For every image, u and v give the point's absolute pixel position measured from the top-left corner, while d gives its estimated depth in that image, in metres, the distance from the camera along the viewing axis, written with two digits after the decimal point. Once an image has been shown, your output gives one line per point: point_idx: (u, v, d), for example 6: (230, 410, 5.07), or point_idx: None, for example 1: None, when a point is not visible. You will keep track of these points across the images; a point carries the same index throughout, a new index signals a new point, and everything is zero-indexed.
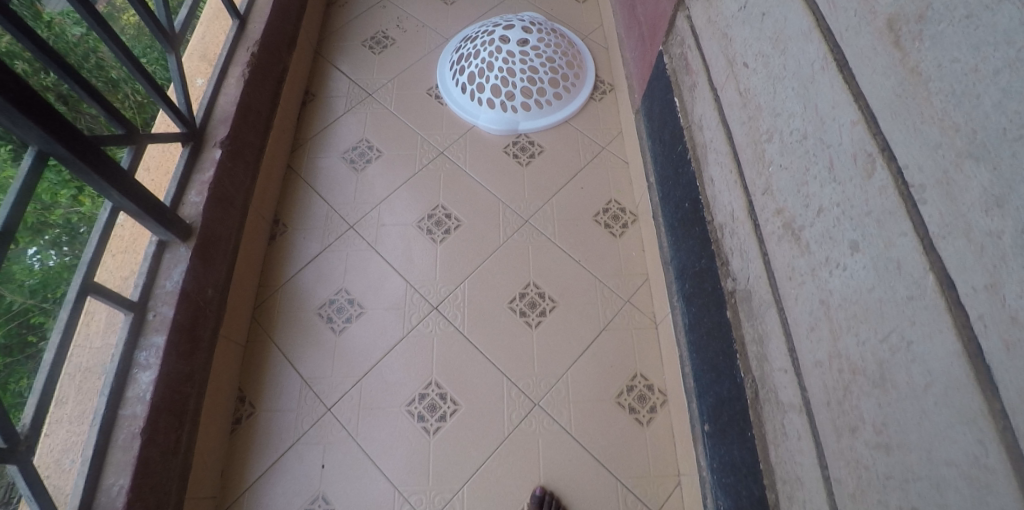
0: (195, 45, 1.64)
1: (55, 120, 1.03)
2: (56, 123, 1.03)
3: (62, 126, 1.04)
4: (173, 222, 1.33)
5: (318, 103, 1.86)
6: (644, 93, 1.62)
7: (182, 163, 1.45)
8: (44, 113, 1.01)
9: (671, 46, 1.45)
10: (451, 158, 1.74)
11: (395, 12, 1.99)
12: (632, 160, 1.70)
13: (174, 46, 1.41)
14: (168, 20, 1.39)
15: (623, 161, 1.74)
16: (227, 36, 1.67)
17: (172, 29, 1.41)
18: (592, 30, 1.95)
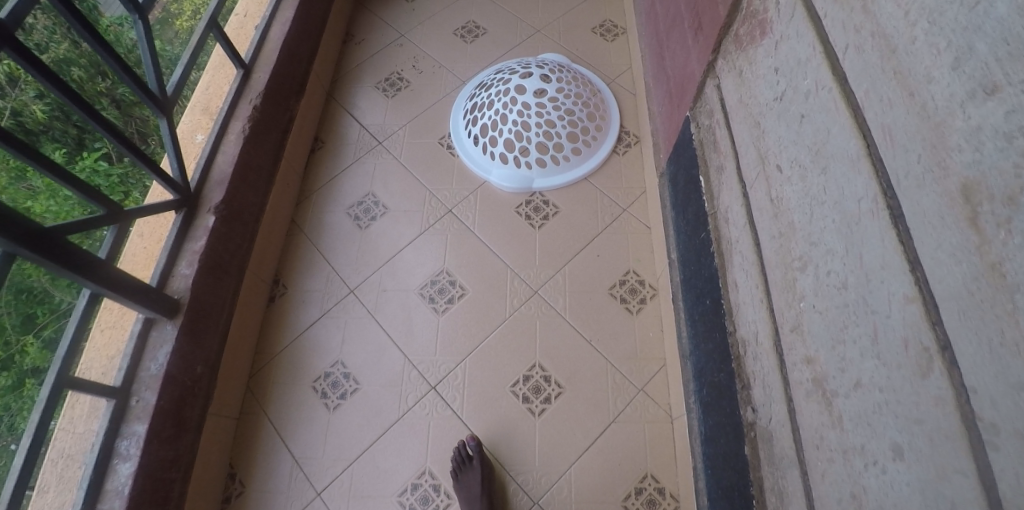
0: (198, 98, 1.55)
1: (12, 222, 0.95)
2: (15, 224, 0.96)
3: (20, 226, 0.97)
4: (158, 300, 1.26)
5: (326, 152, 1.76)
6: (671, 156, 1.46)
7: (173, 233, 1.37)
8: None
9: (699, 114, 1.28)
10: (459, 218, 1.62)
11: (412, 50, 1.87)
12: (655, 227, 1.55)
13: (166, 110, 1.36)
14: (159, 85, 1.33)
15: (645, 225, 1.59)
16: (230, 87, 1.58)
17: (164, 93, 1.35)
18: (620, 73, 1.79)
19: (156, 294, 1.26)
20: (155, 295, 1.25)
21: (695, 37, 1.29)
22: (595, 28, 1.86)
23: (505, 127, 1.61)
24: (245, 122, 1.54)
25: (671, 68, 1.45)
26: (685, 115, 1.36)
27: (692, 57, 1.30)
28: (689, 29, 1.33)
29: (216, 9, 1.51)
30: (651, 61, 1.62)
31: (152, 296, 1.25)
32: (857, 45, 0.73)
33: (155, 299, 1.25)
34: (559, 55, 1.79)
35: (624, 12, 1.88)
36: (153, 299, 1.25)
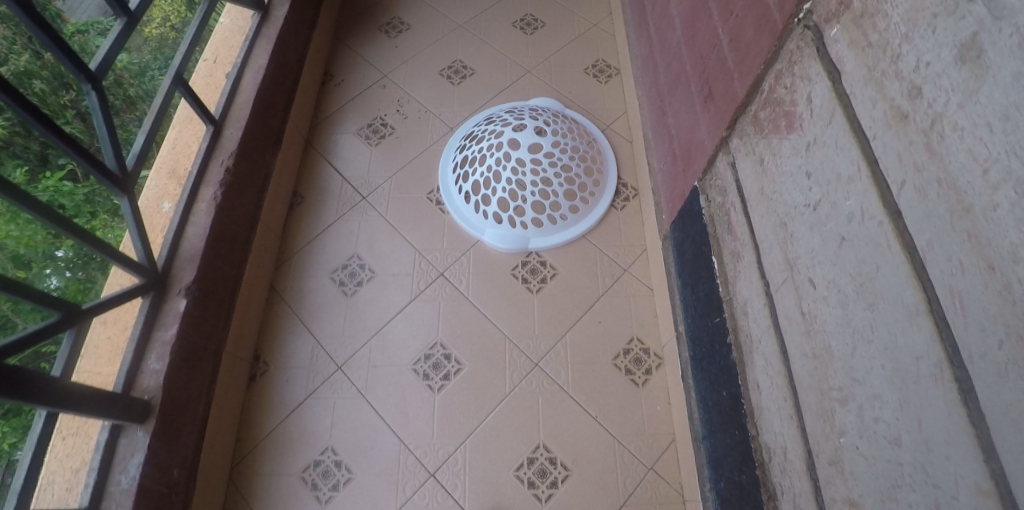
0: (164, 157, 1.39)
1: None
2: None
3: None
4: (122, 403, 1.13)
5: (305, 208, 1.63)
6: (674, 221, 1.39)
7: (140, 322, 1.24)
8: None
9: (709, 187, 1.21)
10: (452, 283, 1.52)
11: (395, 93, 1.74)
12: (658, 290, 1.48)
13: (129, 189, 1.20)
14: (119, 163, 1.17)
15: (647, 286, 1.52)
16: (199, 147, 1.42)
17: (125, 171, 1.18)
18: (614, 119, 1.71)
19: (119, 396, 1.13)
20: (117, 398, 1.13)
21: (704, 105, 1.21)
22: (588, 68, 1.77)
23: (498, 185, 1.51)
24: (217, 188, 1.39)
25: (675, 128, 1.37)
26: (692, 183, 1.28)
27: (701, 125, 1.23)
28: (696, 94, 1.25)
29: (180, 63, 1.35)
30: (650, 112, 1.54)
31: (115, 399, 1.12)
32: (916, 185, 0.65)
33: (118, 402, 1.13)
34: (551, 99, 1.70)
35: (617, 51, 1.79)
36: (116, 403, 1.12)
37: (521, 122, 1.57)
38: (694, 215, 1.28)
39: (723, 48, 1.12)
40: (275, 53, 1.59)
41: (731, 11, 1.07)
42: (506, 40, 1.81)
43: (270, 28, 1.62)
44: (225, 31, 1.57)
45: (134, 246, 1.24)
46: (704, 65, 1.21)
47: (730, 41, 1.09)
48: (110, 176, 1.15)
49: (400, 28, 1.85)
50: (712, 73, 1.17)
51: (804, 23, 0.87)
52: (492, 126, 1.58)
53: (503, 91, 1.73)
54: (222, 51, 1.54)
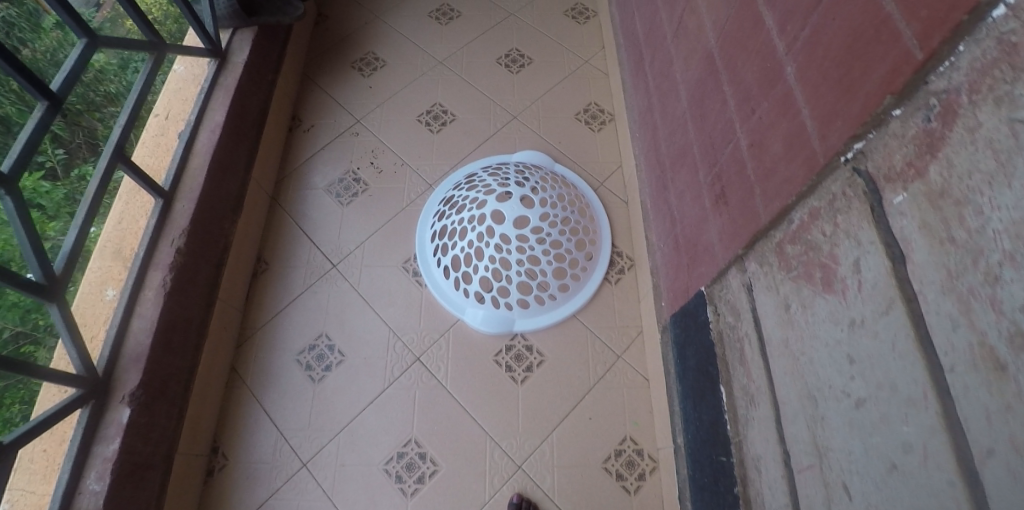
0: (107, 236, 1.19)
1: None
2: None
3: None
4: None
5: (270, 277, 1.45)
6: (675, 314, 1.22)
7: (78, 435, 1.07)
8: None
9: (719, 298, 1.03)
10: (428, 368, 1.35)
11: (369, 142, 1.58)
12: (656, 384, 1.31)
13: (59, 297, 1.03)
14: (46, 270, 1.00)
15: (643, 375, 1.35)
16: (149, 222, 1.23)
17: (54, 277, 1.02)
18: (609, 175, 1.51)
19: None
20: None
21: (713, 204, 1.02)
22: (579, 114, 1.57)
23: (480, 263, 1.33)
24: (166, 272, 1.21)
25: (679, 210, 1.19)
26: (699, 285, 1.10)
27: (711, 225, 1.04)
28: (705, 185, 1.06)
29: (121, 138, 1.17)
30: (650, 178, 1.35)
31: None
32: (1005, 459, 0.47)
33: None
34: (537, 153, 1.51)
35: (609, 93, 1.59)
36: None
37: (506, 188, 1.38)
38: (700, 322, 1.10)
39: (738, 147, 0.93)
40: (232, 107, 1.43)
41: (752, 109, 0.88)
42: (489, 80, 1.62)
43: (228, 78, 1.45)
44: (177, 82, 1.38)
45: (68, 355, 1.06)
46: (714, 155, 1.02)
47: (745, 145, 0.91)
48: (35, 287, 0.98)
49: (375, 65, 1.68)
50: (726, 170, 0.98)
51: (852, 164, 0.68)
52: (473, 191, 1.39)
53: (486, 141, 1.55)
54: (176, 106, 1.36)
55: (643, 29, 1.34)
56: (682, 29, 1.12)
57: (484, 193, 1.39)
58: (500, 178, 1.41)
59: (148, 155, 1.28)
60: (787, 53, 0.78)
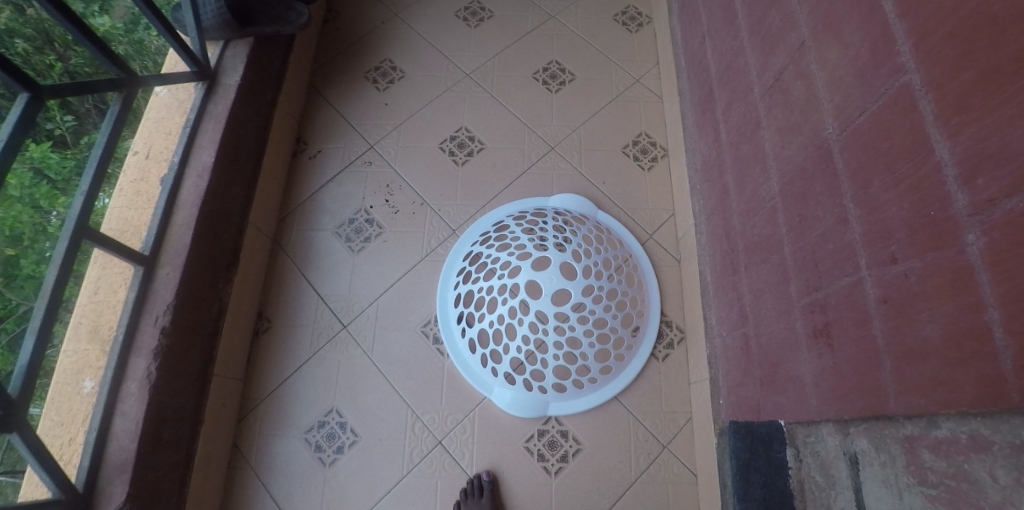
0: (82, 309, 1.01)
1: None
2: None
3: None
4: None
5: (273, 337, 1.30)
6: (736, 421, 1.03)
7: None
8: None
9: (804, 445, 0.84)
10: (451, 453, 1.20)
11: (386, 173, 1.41)
12: (706, 484, 1.14)
13: (20, 422, 0.85)
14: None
15: (690, 469, 1.18)
16: (130, 295, 1.06)
17: (9, 402, 0.83)
18: (660, 224, 1.31)
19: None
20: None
21: (807, 337, 0.81)
22: (627, 146, 1.38)
23: (512, 342, 1.16)
24: (150, 360, 1.04)
25: (753, 309, 0.97)
26: (775, 413, 0.90)
27: (803, 359, 0.82)
28: (798, 303, 0.83)
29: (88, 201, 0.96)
30: (715, 248, 1.11)
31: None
32: None
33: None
34: (578, 198, 1.32)
35: (662, 123, 1.39)
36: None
37: (542, 252, 1.16)
38: (774, 456, 0.91)
39: (845, 287, 0.72)
40: (223, 142, 1.21)
41: (892, 256, 0.63)
42: (526, 100, 1.43)
43: (219, 103, 1.24)
44: (158, 109, 1.18)
45: (41, 477, 0.90)
46: (819, 281, 0.77)
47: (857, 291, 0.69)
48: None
49: (392, 76, 1.50)
50: (836, 307, 0.74)
51: None
52: (503, 253, 1.19)
53: (516, 179, 1.36)
54: (158, 141, 1.16)
55: (721, 60, 1.06)
56: (780, 89, 0.85)
57: (516, 255, 1.18)
58: (535, 236, 1.19)
59: (126, 205, 1.10)
60: (973, 216, 0.52)
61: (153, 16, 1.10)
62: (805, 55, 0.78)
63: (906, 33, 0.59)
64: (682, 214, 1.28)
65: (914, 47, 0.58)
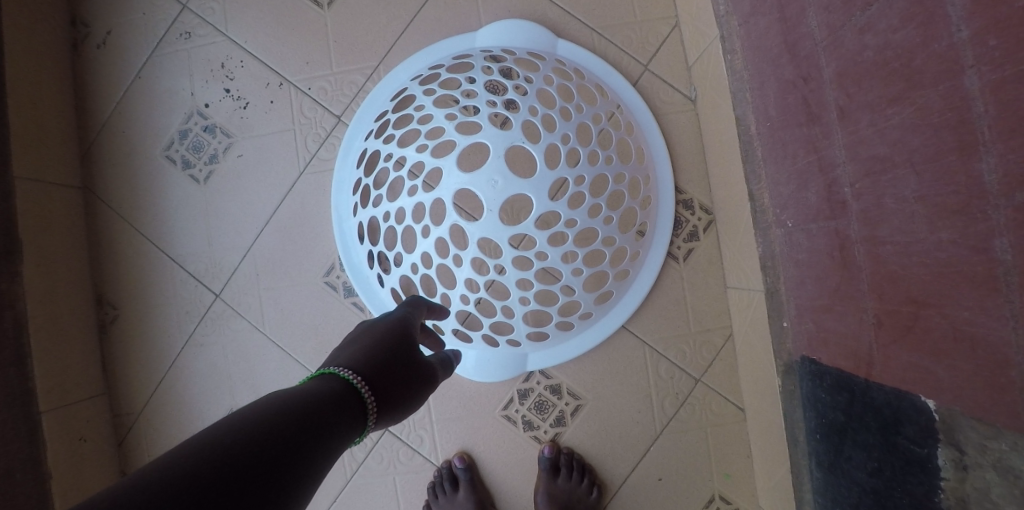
0: None
1: (245, 433, 0.37)
2: (292, 439, 0.38)
3: (286, 442, 0.37)
4: (401, 366, 0.48)
5: (127, 329, 0.91)
6: (817, 362, 0.63)
7: None
8: (197, 464, 0.34)
9: (976, 450, 0.44)
10: (404, 439, 0.84)
11: (216, 43, 0.90)
12: (759, 430, 0.79)
13: None
14: None
15: (735, 403, 0.82)
16: None
17: None
18: (659, 44, 0.82)
19: (400, 357, 0.48)
20: (398, 358, 0.48)
21: (1013, 275, 0.38)
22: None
23: (452, 292, 0.70)
24: None
25: (856, 194, 0.51)
26: (911, 379, 0.49)
27: (1005, 313, 0.39)
28: (993, 198, 0.38)
29: None
30: (763, 76, 0.62)
31: (374, 357, 0.47)
32: None
33: (407, 369, 0.48)
34: (522, 24, 0.81)
35: None
36: (391, 380, 0.47)
37: (474, 136, 0.66)
38: (898, 443, 0.52)
39: None
40: None
41: None
42: None
43: None
44: None
45: None
46: None
47: None
48: None
49: None
50: None
51: None
52: (408, 147, 0.68)
53: (417, 17, 0.85)
54: None
55: None
56: None
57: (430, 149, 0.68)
58: (458, 108, 0.68)
59: None
60: None
61: None
62: None
63: None
64: (691, 20, 0.78)
65: None
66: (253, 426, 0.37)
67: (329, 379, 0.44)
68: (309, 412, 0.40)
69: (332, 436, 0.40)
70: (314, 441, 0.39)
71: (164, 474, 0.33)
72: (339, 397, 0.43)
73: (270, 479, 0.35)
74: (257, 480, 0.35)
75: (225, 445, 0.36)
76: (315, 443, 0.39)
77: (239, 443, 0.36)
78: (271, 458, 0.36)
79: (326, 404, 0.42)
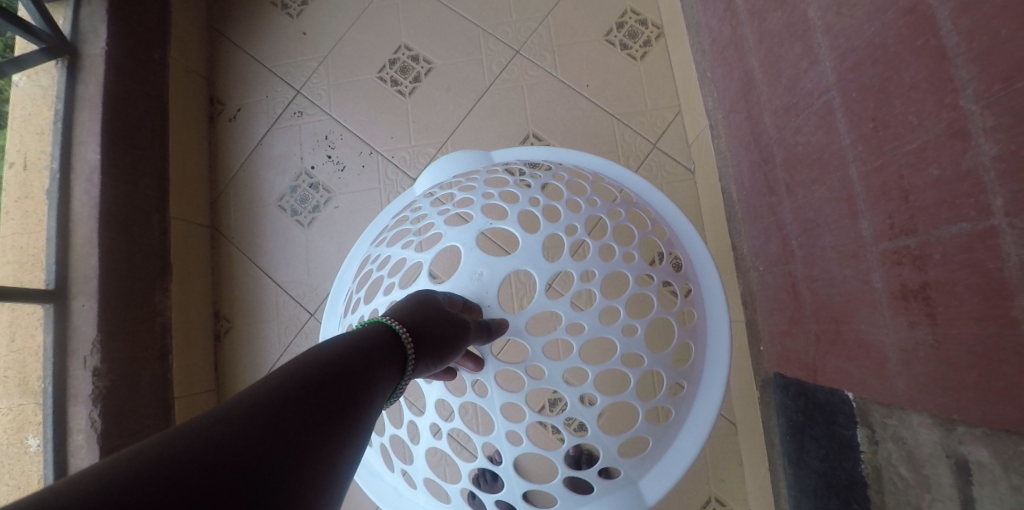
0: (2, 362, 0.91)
1: (322, 367, 0.41)
2: (354, 370, 0.43)
3: (351, 375, 0.42)
4: (431, 325, 0.55)
5: (236, 339, 1.15)
6: (784, 376, 0.81)
7: None
8: (293, 391, 0.38)
9: (881, 427, 0.61)
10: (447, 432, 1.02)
11: (322, 122, 1.17)
12: (746, 440, 0.95)
13: None
14: None
15: (727, 418, 0.99)
16: (48, 338, 0.94)
17: None
18: (665, 127, 1.05)
19: (426, 319, 0.55)
20: (425, 320, 0.55)
21: (884, 297, 0.56)
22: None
23: (496, 434, 0.63)
24: (90, 407, 0.93)
25: (799, 244, 0.71)
26: (838, 379, 0.68)
27: (880, 324, 0.58)
28: (871, 247, 0.57)
29: None
30: (739, 156, 0.83)
31: (409, 316, 0.54)
32: None
33: (436, 329, 0.55)
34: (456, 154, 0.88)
35: None
36: (425, 331, 0.54)
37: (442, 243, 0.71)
38: (835, 430, 0.69)
39: (946, 230, 0.46)
40: (108, 131, 1.00)
41: None
42: None
43: (91, 81, 1.01)
44: (23, 104, 1.00)
45: None
46: (909, 223, 0.50)
47: (971, 238, 0.44)
48: None
49: None
50: (938, 264, 0.48)
51: None
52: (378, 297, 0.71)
53: (477, 104, 1.11)
54: (33, 145, 0.99)
55: None
56: None
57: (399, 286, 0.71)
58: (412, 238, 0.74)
59: (19, 231, 0.95)
60: None
61: None
62: None
63: None
64: (691, 110, 1.00)
65: None
66: (329, 364, 0.42)
67: (377, 329, 0.51)
68: (364, 353, 0.46)
69: (384, 380, 0.46)
70: (373, 378, 0.45)
71: (266, 396, 0.36)
72: (386, 341, 0.50)
73: (351, 395, 0.41)
74: (340, 403, 0.40)
75: (311, 372, 0.40)
76: (373, 377, 0.45)
77: (320, 373, 0.40)
78: (348, 382, 0.42)
79: (374, 348, 0.47)
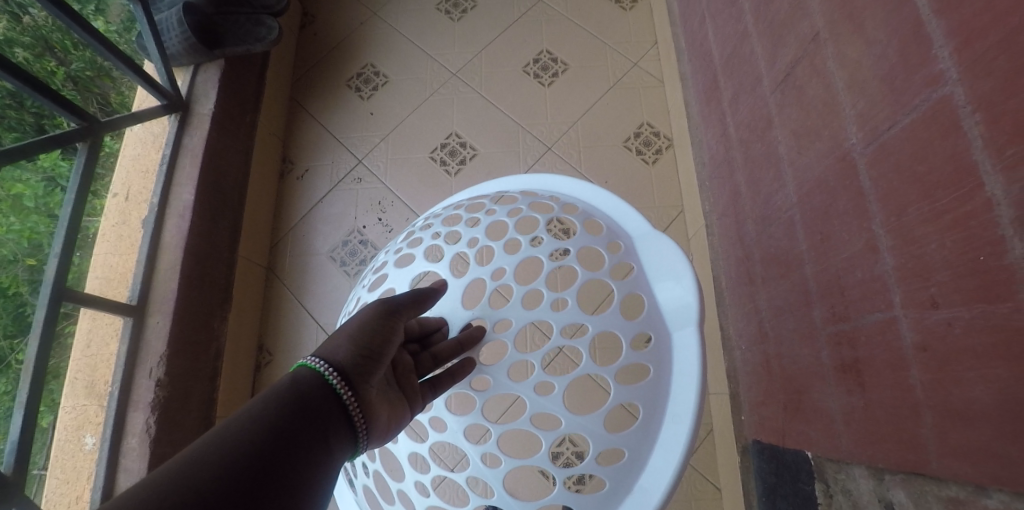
0: (77, 365, 1.03)
1: (230, 440, 0.49)
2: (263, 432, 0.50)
3: (259, 441, 0.50)
4: (359, 359, 0.61)
5: (274, 370, 1.30)
6: (760, 441, 0.94)
7: None
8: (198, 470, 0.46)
9: (834, 481, 0.73)
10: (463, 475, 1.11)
11: (377, 189, 1.37)
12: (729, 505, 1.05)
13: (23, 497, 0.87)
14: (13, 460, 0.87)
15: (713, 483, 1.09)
16: (122, 347, 1.07)
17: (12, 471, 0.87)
18: (670, 222, 1.23)
19: (357, 355, 0.61)
20: (356, 355, 0.61)
21: (830, 371, 0.71)
22: (527, 65, 1.42)
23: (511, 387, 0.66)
24: (149, 414, 1.05)
25: (771, 326, 0.87)
26: (801, 441, 0.81)
27: (829, 392, 0.72)
28: (822, 330, 0.72)
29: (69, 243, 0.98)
30: (728, 251, 1.01)
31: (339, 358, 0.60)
32: None
33: (364, 364, 0.61)
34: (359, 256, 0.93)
35: (666, 112, 1.33)
36: (352, 366, 0.60)
37: None
38: (801, 486, 0.81)
39: (868, 318, 0.62)
40: (202, 178, 1.19)
41: (932, 300, 0.53)
42: (517, 96, 1.39)
43: (194, 136, 1.22)
44: (134, 145, 1.19)
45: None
46: (845, 312, 0.66)
47: (884, 323, 0.60)
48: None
49: (375, 82, 1.48)
50: (865, 344, 0.64)
51: None
52: None
53: None
54: (136, 182, 1.17)
55: (725, 45, 0.98)
56: (793, 84, 0.75)
57: None
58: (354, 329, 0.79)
59: (110, 251, 1.11)
60: None
61: (125, 66, 1.10)
62: (821, 49, 0.68)
63: (945, 35, 0.49)
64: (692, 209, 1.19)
65: (954, 54, 0.48)
66: (238, 437, 0.49)
67: (301, 378, 0.58)
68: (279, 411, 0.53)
69: (303, 430, 0.53)
70: (285, 436, 0.52)
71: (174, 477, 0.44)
72: (309, 391, 0.56)
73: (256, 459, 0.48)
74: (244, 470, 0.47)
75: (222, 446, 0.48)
76: (287, 435, 0.52)
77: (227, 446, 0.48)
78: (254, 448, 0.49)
79: (291, 404, 0.54)
